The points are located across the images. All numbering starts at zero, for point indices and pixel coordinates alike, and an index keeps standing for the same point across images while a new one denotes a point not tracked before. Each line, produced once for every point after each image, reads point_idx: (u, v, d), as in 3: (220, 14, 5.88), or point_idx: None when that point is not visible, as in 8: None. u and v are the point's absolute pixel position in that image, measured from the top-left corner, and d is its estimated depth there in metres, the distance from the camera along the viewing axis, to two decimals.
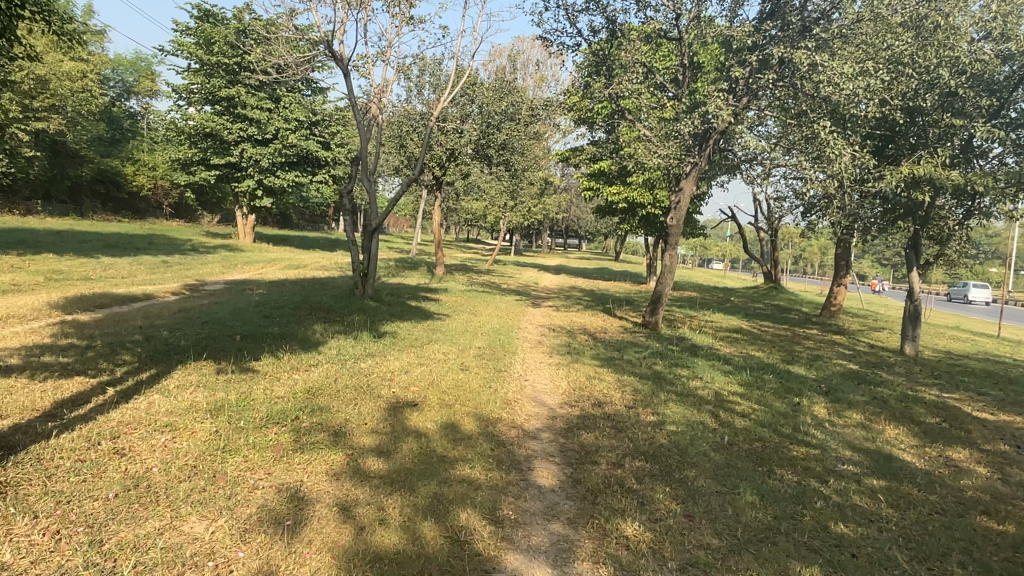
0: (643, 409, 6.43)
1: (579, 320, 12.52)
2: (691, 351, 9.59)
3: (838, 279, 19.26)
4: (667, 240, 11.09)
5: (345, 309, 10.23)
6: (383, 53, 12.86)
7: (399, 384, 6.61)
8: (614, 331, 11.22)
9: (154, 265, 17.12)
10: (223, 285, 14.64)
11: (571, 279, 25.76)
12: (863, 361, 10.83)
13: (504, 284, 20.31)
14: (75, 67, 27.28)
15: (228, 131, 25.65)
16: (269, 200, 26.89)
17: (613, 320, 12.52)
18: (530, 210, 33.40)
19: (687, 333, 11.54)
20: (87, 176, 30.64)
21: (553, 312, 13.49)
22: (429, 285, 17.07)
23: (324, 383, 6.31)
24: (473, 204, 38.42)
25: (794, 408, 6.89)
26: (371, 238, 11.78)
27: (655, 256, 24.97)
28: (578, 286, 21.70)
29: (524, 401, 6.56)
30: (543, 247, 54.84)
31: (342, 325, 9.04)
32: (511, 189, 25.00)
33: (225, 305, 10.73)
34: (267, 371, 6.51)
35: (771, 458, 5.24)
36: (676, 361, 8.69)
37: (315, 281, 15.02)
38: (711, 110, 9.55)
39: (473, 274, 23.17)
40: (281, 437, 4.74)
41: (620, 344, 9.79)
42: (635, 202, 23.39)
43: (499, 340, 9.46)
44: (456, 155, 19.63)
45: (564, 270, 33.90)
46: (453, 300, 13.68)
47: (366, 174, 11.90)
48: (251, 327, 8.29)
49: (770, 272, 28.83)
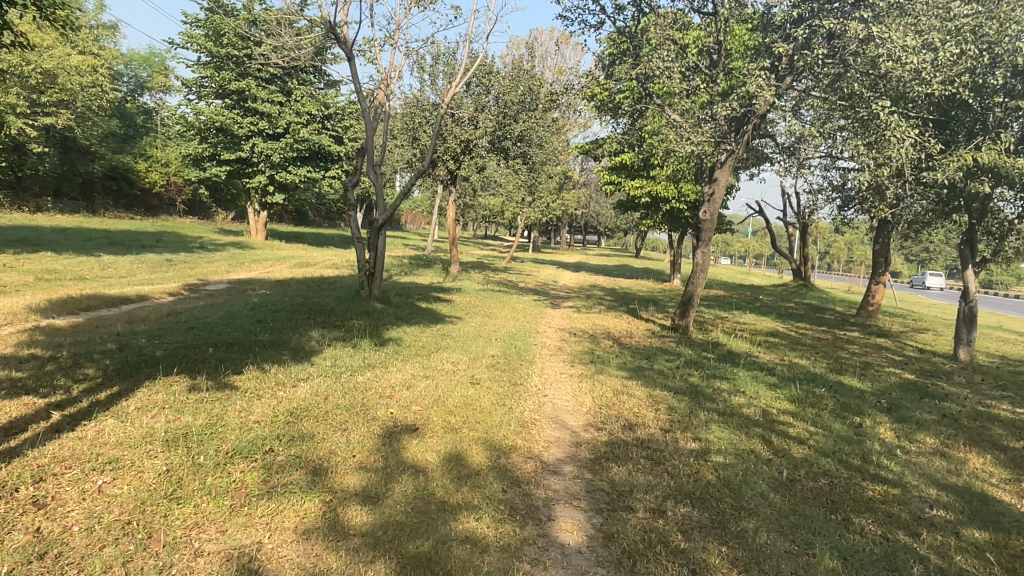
0: (681, 434, 5.50)
1: (602, 323, 11.59)
2: (728, 360, 8.63)
3: (877, 277, 18.11)
4: (700, 237, 10.12)
5: (347, 312, 9.39)
6: (393, 37, 11.99)
7: (398, 403, 5.73)
8: (641, 335, 10.28)
9: (156, 263, 16.44)
10: (225, 285, 13.91)
11: (591, 277, 24.79)
12: (917, 369, 9.78)
13: (522, 283, 19.42)
14: (84, 60, 26.76)
15: (238, 126, 24.98)
16: (280, 196, 26.25)
17: (640, 323, 11.56)
18: (549, 205, 32.42)
19: (721, 337, 10.56)
20: (98, 173, 30.18)
21: (573, 314, 12.56)
22: (442, 284, 16.24)
23: (312, 402, 5.47)
24: (490, 200, 37.55)
25: (856, 431, 5.92)
26: (378, 236, 10.95)
27: (680, 253, 23.90)
28: (599, 285, 20.72)
29: (542, 424, 5.66)
30: (562, 244, 53.86)
31: (341, 330, 8.20)
32: (529, 184, 24.03)
33: (220, 308, 9.96)
34: (248, 388, 5.68)
35: (844, 502, 4.29)
36: (712, 372, 7.74)
37: (321, 281, 14.24)
38: (752, 90, 8.58)
39: (490, 272, 22.28)
40: (246, 478, 3.90)
41: (649, 352, 8.84)
42: (658, 196, 22.37)
43: (515, 348, 8.57)
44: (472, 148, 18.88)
45: (584, 267, 32.91)
46: (466, 301, 12.79)
47: (373, 166, 11.05)
48: (240, 334, 7.48)
49: (799, 269, 27.62)
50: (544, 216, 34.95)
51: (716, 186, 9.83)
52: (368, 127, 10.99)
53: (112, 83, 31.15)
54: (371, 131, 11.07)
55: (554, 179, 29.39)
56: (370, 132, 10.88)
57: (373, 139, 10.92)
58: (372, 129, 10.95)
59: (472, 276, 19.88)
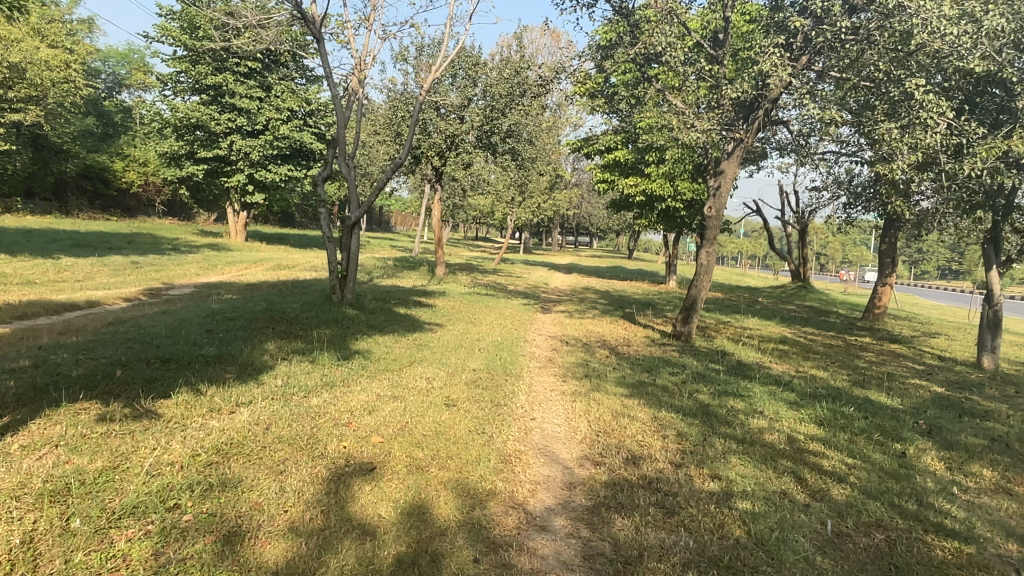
0: (696, 469, 4.56)
1: (597, 329, 10.64)
2: (739, 372, 7.71)
3: (883, 278, 17.26)
4: (705, 236, 9.18)
5: (313, 320, 8.40)
6: (369, 19, 11.01)
7: (356, 433, 4.75)
8: (639, 344, 9.35)
9: (120, 265, 15.41)
10: (190, 289, 12.89)
11: (584, 279, 23.86)
12: (944, 380, 8.89)
13: (511, 285, 18.48)
14: (55, 55, 25.65)
15: (215, 122, 23.92)
16: (260, 195, 25.25)
17: (638, 330, 10.63)
18: (539, 205, 31.48)
19: (728, 345, 9.63)
20: (71, 172, 29.04)
21: (564, 320, 11.60)
22: (426, 287, 15.28)
23: (249, 434, 4.52)
24: (480, 200, 36.57)
25: (901, 463, 4.98)
26: (350, 236, 9.94)
27: (675, 254, 23.00)
28: (592, 287, 19.84)
29: (528, 458, 4.70)
30: (554, 246, 53.01)
31: (302, 343, 7.22)
32: (518, 183, 23.11)
33: (173, 316, 8.97)
34: (172, 418, 4.69)
35: (912, 570, 3.35)
36: (724, 388, 6.81)
37: (295, 285, 13.25)
38: (766, 68, 7.65)
39: (478, 275, 21.33)
40: (132, 553, 2.94)
41: (650, 364, 7.89)
42: (653, 195, 21.47)
43: (501, 360, 7.61)
44: (458, 144, 17.89)
45: (577, 268, 32.05)
46: (450, 306, 11.81)
47: (345, 160, 10.06)
48: (182, 347, 6.50)
49: (797, 270, 26.80)
50: (535, 217, 34.00)
51: (722, 178, 8.91)
52: (340, 117, 10.01)
53: (88, 80, 30.03)
54: (343, 122, 10.10)
55: (546, 178, 28.47)
56: (341, 122, 9.91)
57: (344, 129, 9.94)
58: (343, 119, 9.99)
59: (459, 278, 18.93)
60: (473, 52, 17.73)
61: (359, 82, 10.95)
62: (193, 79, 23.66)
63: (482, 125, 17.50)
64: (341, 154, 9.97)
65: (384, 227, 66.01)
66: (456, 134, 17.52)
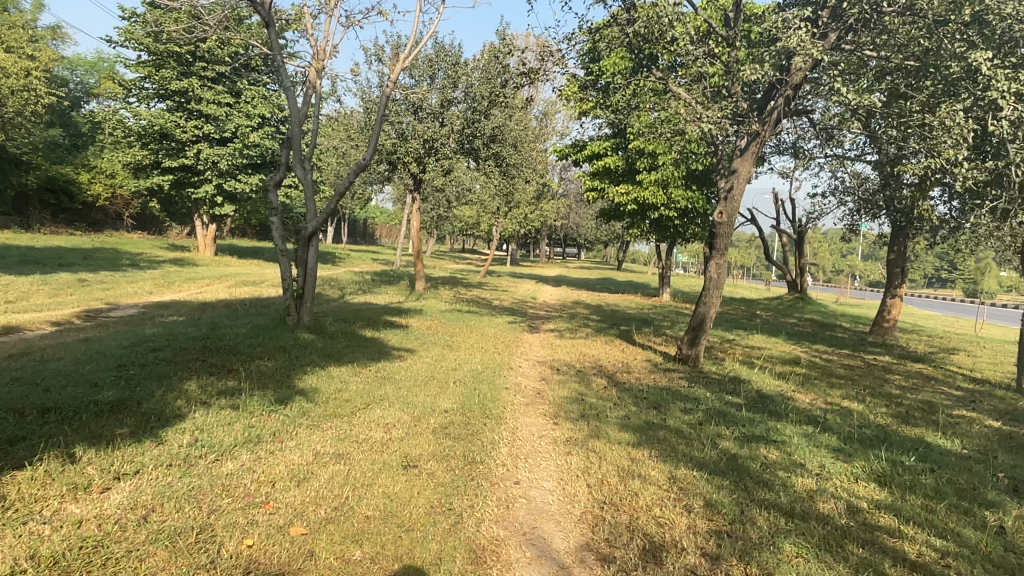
0: (739, 567, 3.30)
1: (590, 352, 9.39)
2: (763, 407, 6.46)
3: (892, 290, 16.20)
4: (714, 245, 7.98)
5: (257, 349, 7.10)
6: (330, 4, 9.79)
7: (274, 521, 3.46)
8: (640, 371, 8.12)
9: (65, 284, 14.01)
10: (135, 310, 11.53)
11: (574, 292, 22.72)
12: (993, 409, 7.71)
13: (497, 300, 17.30)
14: (13, 61, 24.23)
15: (181, 130, 22.57)
16: (230, 207, 23.92)
17: (637, 352, 9.39)
18: (526, 215, 30.32)
19: (740, 370, 8.40)
20: (31, 184, 27.49)
21: (554, 341, 10.33)
22: (403, 304, 14.00)
23: (112, 532, 3.21)
24: (465, 210, 35.36)
25: (1006, 546, 3.73)
26: (307, 248, 8.65)
27: (668, 266, 21.83)
28: (582, 301, 18.67)
29: (510, 552, 3.41)
30: (542, 258, 51.92)
31: (234, 381, 5.90)
32: (503, 192, 21.92)
33: (94, 345, 7.63)
34: (14, 505, 3.37)
35: None
36: (751, 432, 5.54)
37: (254, 304, 11.95)
38: (793, 44, 6.52)
39: (461, 289, 20.05)
40: None
41: (658, 398, 6.63)
42: (645, 203, 20.38)
43: (479, 396, 6.34)
44: (436, 148, 16.68)
45: (564, 280, 30.88)
46: (426, 326, 10.52)
47: (300, 162, 8.78)
48: (75, 390, 5.18)
49: (794, 280, 25.82)
50: (522, 228, 32.86)
51: (735, 177, 7.69)
52: (293, 112, 8.73)
53: (50, 87, 28.54)
54: (297, 118, 8.81)
55: (532, 187, 27.34)
56: (296, 118, 8.65)
57: (299, 126, 8.67)
58: (298, 116, 8.72)
59: (440, 293, 17.69)
60: (453, 51, 16.58)
61: (317, 74, 9.68)
62: (158, 84, 22.32)
63: (463, 129, 16.40)
64: (295, 155, 8.70)
65: (369, 240, 64.63)
66: (436, 139, 16.30)
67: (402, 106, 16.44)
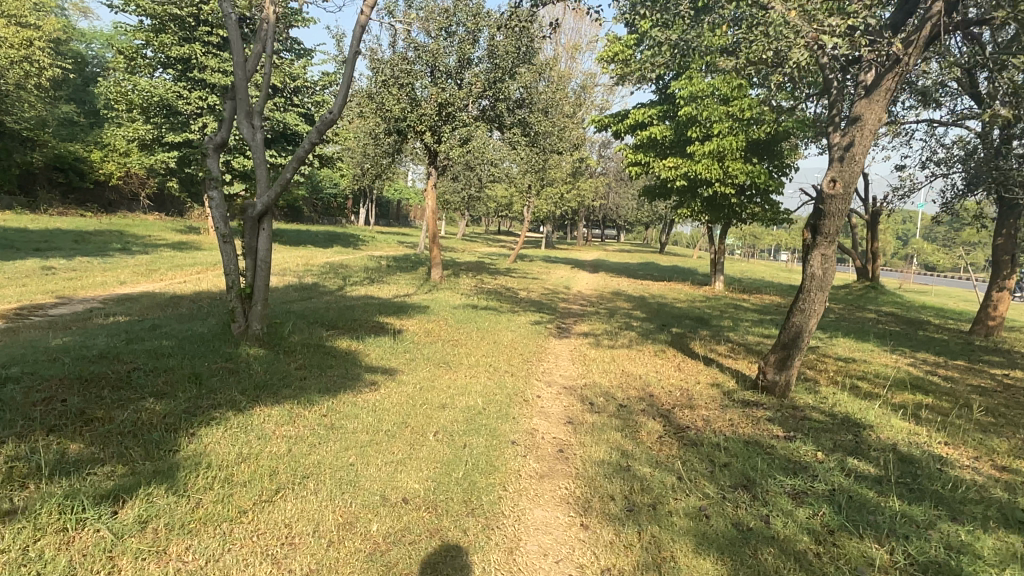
0: None
1: (636, 371, 7.04)
2: (918, 488, 4.05)
3: (999, 280, 13.29)
4: (819, 229, 5.54)
5: (163, 378, 4.96)
6: None
7: None
8: (711, 408, 5.74)
9: (26, 272, 12.17)
10: (82, 308, 9.52)
11: (613, 280, 20.32)
12: None
13: (524, 291, 15.08)
14: (12, 29, 22.56)
15: (183, 101, 20.69)
16: (240, 186, 22.02)
17: (701, 373, 7.00)
18: (560, 194, 27.94)
19: (851, 405, 5.97)
20: (38, 162, 25.96)
21: (588, 352, 8.00)
22: (410, 297, 11.85)
23: None
24: (497, 188, 33.15)
25: None
26: (257, 235, 6.44)
27: (721, 250, 19.20)
28: (624, 291, 16.33)
29: None
30: (579, 240, 49.43)
31: (75, 446, 3.72)
32: (535, 168, 19.59)
33: None
34: None
35: None
36: (928, 558, 3.18)
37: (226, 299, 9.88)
38: None
39: (486, 276, 17.87)
40: None
41: (745, 467, 4.27)
42: (697, 178, 17.85)
43: (467, 465, 4.07)
44: (453, 114, 14.27)
45: (604, 265, 28.27)
46: (423, 330, 8.28)
47: (245, 118, 6.48)
48: None
49: (862, 266, 22.96)
50: (557, 208, 30.52)
51: (858, 126, 5.14)
52: (235, 51, 6.41)
53: (56, 59, 26.93)
54: (240, 58, 6.48)
55: (568, 163, 24.95)
56: (239, 61, 6.39)
57: (242, 71, 6.41)
58: (242, 57, 6.43)
59: (460, 282, 15.54)
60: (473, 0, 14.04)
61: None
62: (157, 51, 20.39)
63: (483, 90, 14.13)
64: (240, 108, 6.44)
65: (402, 222, 63.02)
66: (453, 103, 13.94)
67: (416, 66, 14.04)
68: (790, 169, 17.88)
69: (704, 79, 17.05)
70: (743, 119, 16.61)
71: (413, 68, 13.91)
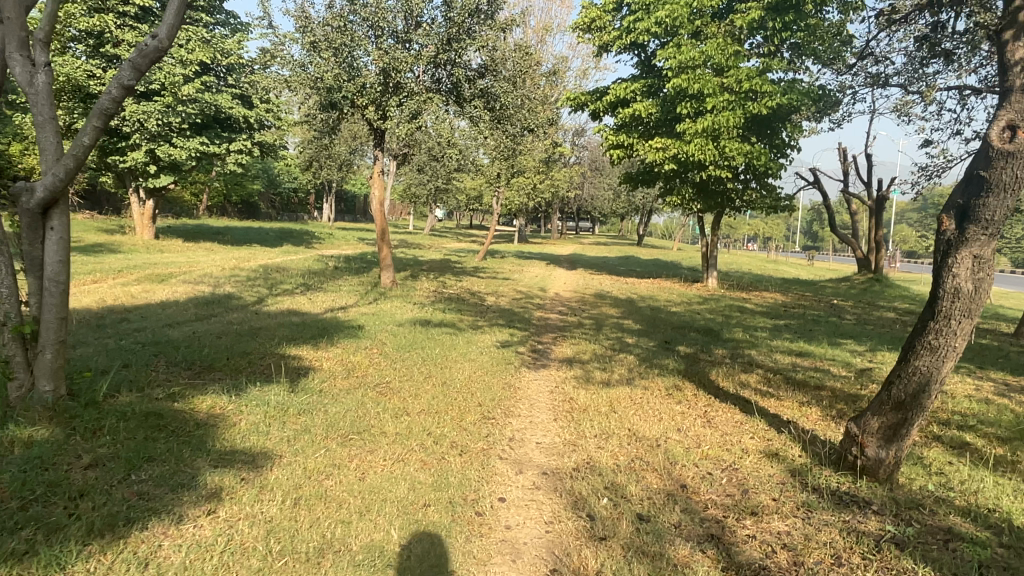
0: None
1: (651, 430, 4.70)
2: None
3: None
4: (972, 214, 3.40)
5: None
6: None
7: None
8: (789, 518, 3.43)
9: None
10: None
11: (593, 278, 18.06)
12: None
13: (491, 296, 12.78)
14: None
15: (95, 81, 17.19)
16: (168, 178, 19.17)
17: (746, 437, 4.68)
18: (533, 184, 25.61)
19: (1001, 501, 3.70)
20: None
21: (574, 394, 5.64)
22: (346, 311, 9.39)
23: None
24: (465, 179, 30.68)
25: None
26: (41, 240, 4.02)
27: (714, 243, 16.90)
28: (609, 293, 14.08)
29: None
30: (554, 233, 47.24)
31: None
32: (505, 153, 17.16)
33: None
34: None
35: None
36: None
37: (85, 325, 7.32)
38: None
39: (448, 278, 15.49)
40: None
41: None
42: (687, 161, 15.58)
43: None
44: (401, 84, 11.84)
45: (580, 260, 26.18)
46: (341, 367, 5.85)
47: (16, 49, 3.95)
48: None
49: (865, 257, 20.96)
50: (529, 200, 28.23)
51: None
52: None
53: None
54: None
55: (540, 150, 22.62)
56: None
57: None
58: None
59: (415, 286, 13.14)
60: None
61: None
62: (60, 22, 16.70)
63: (436, 55, 11.73)
64: (8, 33, 3.92)
65: (369, 216, 60.18)
66: (400, 69, 11.45)
67: (357, 28, 11.56)
68: (793, 148, 15.68)
69: (694, 47, 14.76)
70: (741, 92, 14.46)
71: (354, 30, 11.39)
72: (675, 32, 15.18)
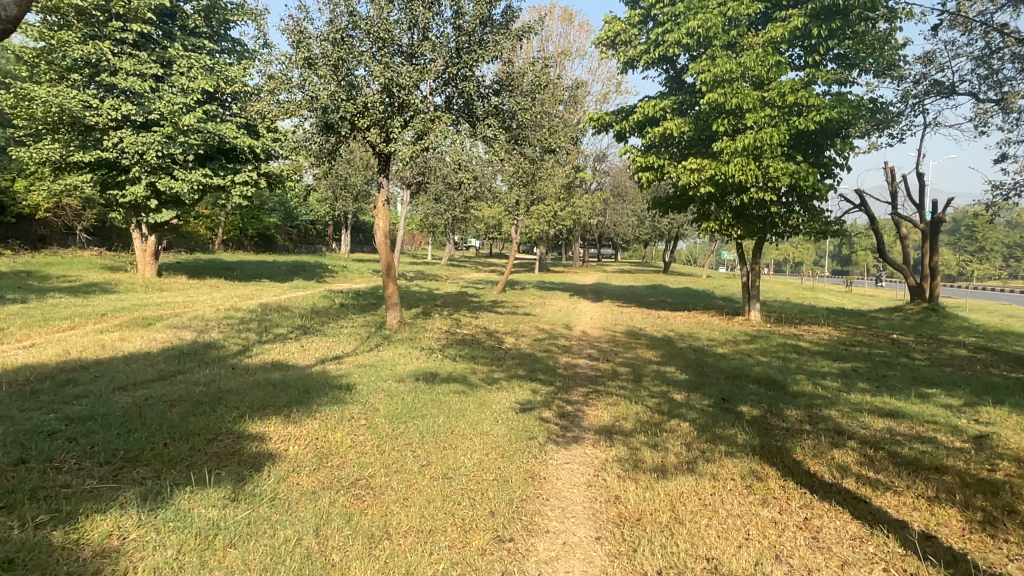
0: None
1: (740, 562, 3.24)
2: None
3: None
4: None
5: None
6: None
7: None
8: None
9: None
10: None
11: (623, 312, 16.57)
12: None
13: (510, 336, 11.36)
14: None
15: (92, 111, 16.17)
16: (169, 212, 18.15)
17: (879, 572, 3.21)
18: (554, 211, 24.32)
19: None
20: None
21: (621, 490, 4.19)
22: (340, 362, 8.04)
23: None
24: (483, 208, 29.53)
25: None
26: None
27: (756, 273, 15.36)
28: (642, 331, 12.62)
29: None
30: (576, 262, 45.89)
31: None
32: (524, 179, 15.87)
33: None
34: None
35: None
36: None
37: (15, 389, 6.02)
38: None
39: (465, 315, 14.12)
40: None
41: None
42: (724, 183, 14.16)
43: None
44: (408, 103, 10.62)
45: (605, 290, 24.66)
46: (311, 455, 4.44)
47: None
48: None
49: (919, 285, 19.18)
50: (550, 228, 26.94)
51: None
52: None
53: None
54: None
55: (561, 177, 21.36)
56: None
57: None
58: None
59: (425, 327, 11.77)
60: None
61: None
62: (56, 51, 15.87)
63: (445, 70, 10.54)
64: None
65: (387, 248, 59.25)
66: (405, 85, 10.25)
67: (358, 42, 10.40)
68: (841, 166, 14.20)
69: (731, 59, 13.40)
70: (784, 106, 13.08)
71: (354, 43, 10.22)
72: (709, 43, 13.87)
